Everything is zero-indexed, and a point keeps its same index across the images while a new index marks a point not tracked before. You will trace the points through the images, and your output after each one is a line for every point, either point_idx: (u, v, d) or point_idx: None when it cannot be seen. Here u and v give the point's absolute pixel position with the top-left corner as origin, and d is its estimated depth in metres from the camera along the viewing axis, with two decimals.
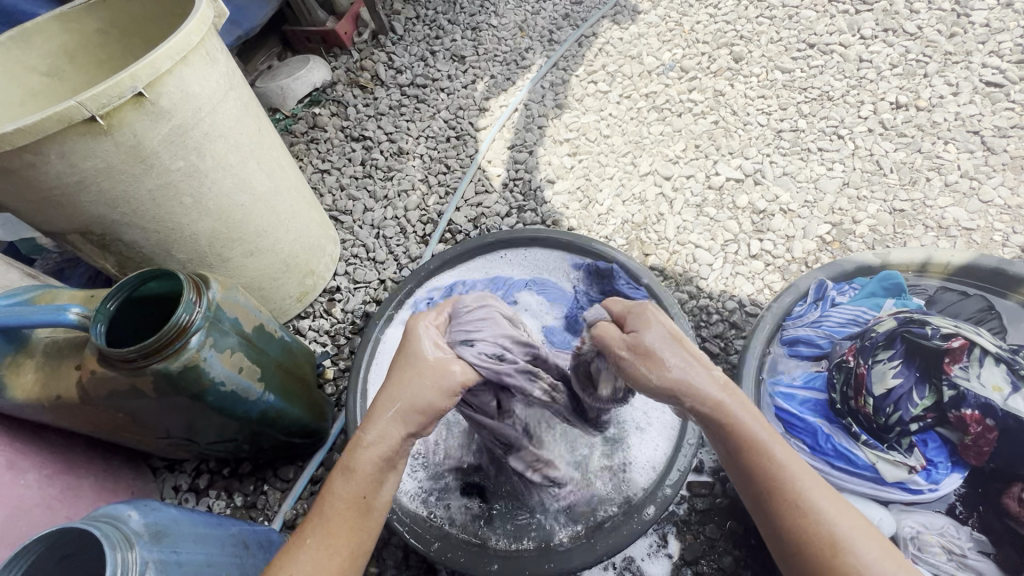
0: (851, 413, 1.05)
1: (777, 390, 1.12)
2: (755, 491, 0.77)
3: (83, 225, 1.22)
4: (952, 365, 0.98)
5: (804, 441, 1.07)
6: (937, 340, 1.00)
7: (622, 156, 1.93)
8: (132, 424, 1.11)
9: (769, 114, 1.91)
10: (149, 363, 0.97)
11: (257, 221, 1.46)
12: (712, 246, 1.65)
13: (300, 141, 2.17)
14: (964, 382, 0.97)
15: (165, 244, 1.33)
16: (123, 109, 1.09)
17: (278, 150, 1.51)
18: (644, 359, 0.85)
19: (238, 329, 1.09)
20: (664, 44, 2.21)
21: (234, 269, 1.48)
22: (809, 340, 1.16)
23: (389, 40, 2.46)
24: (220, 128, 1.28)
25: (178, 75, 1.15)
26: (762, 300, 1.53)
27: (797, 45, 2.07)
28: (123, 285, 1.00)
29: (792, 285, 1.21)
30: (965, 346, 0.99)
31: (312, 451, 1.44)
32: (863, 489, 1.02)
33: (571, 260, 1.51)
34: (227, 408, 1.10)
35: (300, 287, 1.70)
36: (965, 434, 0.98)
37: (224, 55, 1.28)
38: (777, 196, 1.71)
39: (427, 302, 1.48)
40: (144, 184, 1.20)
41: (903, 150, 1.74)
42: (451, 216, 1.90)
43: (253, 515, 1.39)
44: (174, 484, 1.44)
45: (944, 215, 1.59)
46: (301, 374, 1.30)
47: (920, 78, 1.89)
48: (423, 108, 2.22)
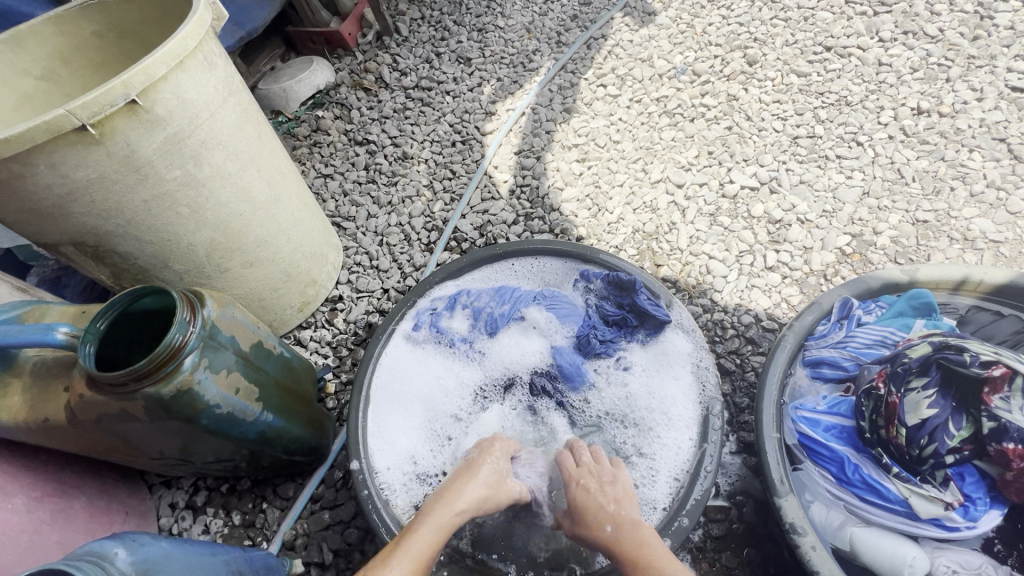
0: (881, 443, 0.99)
1: (800, 415, 1.06)
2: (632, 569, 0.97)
3: (75, 237, 1.18)
4: (992, 396, 0.92)
5: (828, 470, 1.02)
6: (975, 368, 0.93)
7: (632, 162, 1.87)
8: (123, 446, 1.07)
9: (785, 120, 1.85)
10: (140, 388, 0.92)
11: (257, 231, 1.42)
12: (726, 257, 1.59)
13: (303, 145, 2.13)
14: (1007, 415, 0.90)
15: (161, 255, 1.28)
16: (116, 116, 1.04)
17: (278, 157, 1.46)
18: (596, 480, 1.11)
19: (235, 349, 1.04)
20: (676, 46, 2.15)
21: (234, 279, 1.44)
22: (834, 361, 1.11)
23: (393, 41, 2.41)
24: (218, 136, 1.23)
25: (174, 81, 1.10)
26: (779, 314, 1.48)
27: (813, 48, 2.00)
28: (114, 304, 0.95)
29: (814, 303, 1.16)
30: (1007, 375, 0.92)
31: (312, 468, 1.41)
32: (893, 523, 0.96)
33: (585, 271, 1.45)
34: (223, 430, 1.06)
35: (301, 297, 1.65)
36: (1006, 469, 0.92)
37: (222, 60, 1.23)
38: (794, 205, 1.65)
39: (430, 311, 1.42)
40: (138, 195, 1.16)
41: (926, 158, 1.67)
42: (457, 223, 1.85)
43: (251, 535, 1.36)
44: (170, 501, 1.40)
45: (970, 226, 1.53)
46: (300, 392, 1.26)
47: (942, 82, 1.82)
48: (428, 112, 2.16)
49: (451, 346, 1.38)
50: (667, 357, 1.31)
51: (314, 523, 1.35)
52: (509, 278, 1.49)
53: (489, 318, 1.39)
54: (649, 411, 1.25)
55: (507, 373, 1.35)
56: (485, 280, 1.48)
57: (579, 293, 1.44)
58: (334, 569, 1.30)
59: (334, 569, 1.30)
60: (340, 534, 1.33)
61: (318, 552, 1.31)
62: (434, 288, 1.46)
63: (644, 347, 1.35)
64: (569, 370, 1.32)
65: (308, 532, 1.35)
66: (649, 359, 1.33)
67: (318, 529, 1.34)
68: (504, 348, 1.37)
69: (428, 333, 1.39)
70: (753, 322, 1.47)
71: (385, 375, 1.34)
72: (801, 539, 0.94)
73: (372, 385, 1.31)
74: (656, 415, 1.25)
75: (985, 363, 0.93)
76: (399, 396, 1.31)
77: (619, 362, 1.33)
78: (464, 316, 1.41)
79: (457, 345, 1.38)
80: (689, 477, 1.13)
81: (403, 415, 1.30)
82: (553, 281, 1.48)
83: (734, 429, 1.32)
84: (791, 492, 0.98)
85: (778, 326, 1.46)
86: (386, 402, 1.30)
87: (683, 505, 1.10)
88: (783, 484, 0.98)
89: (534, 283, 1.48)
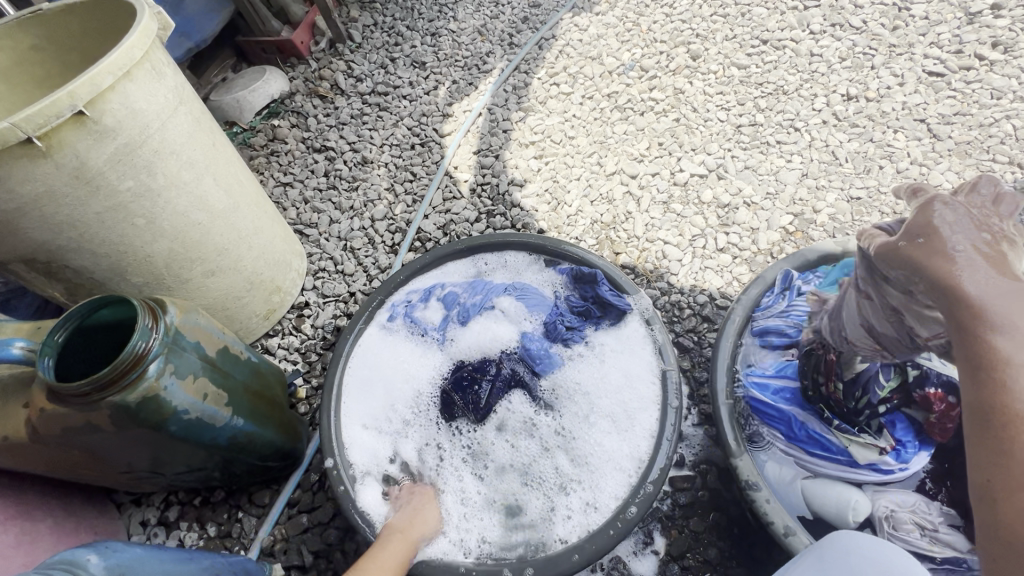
0: (822, 399, 1.06)
1: (752, 380, 1.14)
2: (997, 425, 0.61)
3: (25, 254, 1.15)
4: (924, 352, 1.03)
5: (778, 430, 1.09)
6: None
7: (588, 156, 1.94)
8: (90, 461, 1.05)
9: (728, 110, 1.95)
10: (103, 396, 0.91)
11: (216, 238, 1.41)
12: (680, 242, 1.67)
13: (260, 155, 2.11)
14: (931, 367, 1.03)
15: (118, 269, 1.27)
16: (63, 128, 1.03)
17: (235, 165, 1.46)
18: (949, 244, 0.70)
19: (200, 354, 1.04)
20: (623, 44, 2.23)
21: (196, 289, 1.43)
22: (779, 329, 1.16)
23: (347, 48, 2.41)
24: (170, 145, 1.23)
25: (122, 91, 1.10)
26: (732, 293, 1.56)
27: (751, 42, 2.12)
28: (71, 315, 0.93)
29: (759, 277, 1.23)
30: None
31: (287, 474, 1.42)
32: (837, 472, 1.04)
33: (554, 266, 1.50)
34: (193, 437, 1.06)
35: (267, 305, 1.65)
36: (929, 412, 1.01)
37: (171, 69, 1.23)
38: (740, 189, 1.75)
39: (405, 303, 1.45)
40: (91, 207, 1.14)
41: (856, 140, 1.79)
42: (420, 224, 1.88)
43: (228, 545, 1.37)
44: (141, 519, 1.39)
45: (897, 200, 1.65)
46: (269, 396, 1.26)
47: (868, 70, 1.96)
48: (386, 116, 2.18)
49: (425, 334, 1.41)
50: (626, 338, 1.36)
51: (293, 527, 1.37)
52: (484, 271, 1.53)
53: (461, 309, 1.43)
54: (614, 389, 1.30)
55: (472, 360, 1.39)
56: (459, 274, 1.53)
57: (549, 286, 1.49)
58: (315, 571, 1.32)
59: (315, 570, 1.32)
60: (320, 535, 1.35)
61: (298, 555, 1.33)
62: (410, 279, 1.49)
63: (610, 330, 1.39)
64: (539, 355, 1.36)
65: (287, 537, 1.36)
66: (615, 340, 1.37)
67: (296, 532, 1.36)
68: (473, 336, 1.40)
69: (404, 322, 1.43)
70: (708, 301, 1.55)
71: (359, 371, 1.36)
72: (757, 493, 1.01)
73: (346, 374, 1.35)
74: (620, 393, 1.29)
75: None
76: (371, 380, 1.35)
77: (585, 350, 1.38)
78: (438, 306, 1.45)
79: (431, 333, 1.41)
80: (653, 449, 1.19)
81: (374, 403, 1.33)
82: (526, 274, 1.52)
83: (695, 403, 1.39)
84: (745, 452, 1.05)
85: (731, 304, 1.54)
86: (362, 387, 1.34)
87: (649, 474, 1.15)
88: (738, 446, 1.05)
89: (507, 276, 1.52)
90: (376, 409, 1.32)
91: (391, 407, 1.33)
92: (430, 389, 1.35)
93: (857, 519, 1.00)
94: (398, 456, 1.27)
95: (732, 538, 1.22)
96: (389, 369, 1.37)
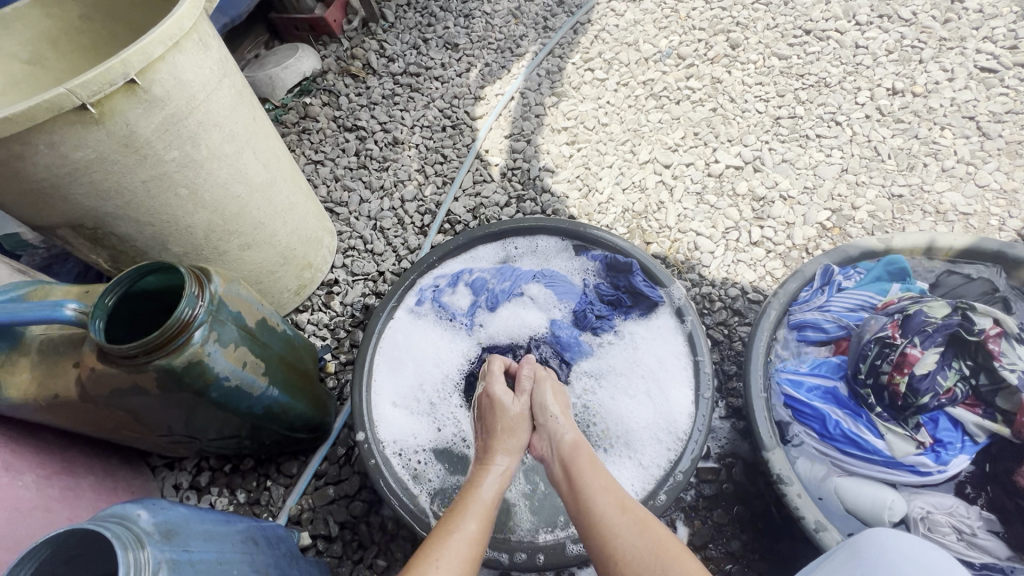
0: (876, 388, 1.03)
1: (784, 377, 1.11)
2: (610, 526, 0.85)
3: (74, 219, 1.18)
4: (914, 365, 1.00)
5: (812, 428, 1.06)
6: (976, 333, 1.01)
7: (621, 144, 1.92)
8: (133, 423, 1.08)
9: (767, 101, 1.91)
10: (150, 360, 0.94)
11: (252, 212, 1.43)
12: (713, 234, 1.65)
13: (292, 132, 2.13)
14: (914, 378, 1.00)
15: (160, 237, 1.30)
16: (115, 96, 1.04)
17: (273, 140, 1.47)
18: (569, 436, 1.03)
19: (240, 323, 1.06)
20: (661, 30, 2.18)
21: (231, 262, 1.45)
22: (817, 324, 1.15)
23: (380, 27, 2.41)
24: (214, 117, 1.24)
25: (171, 61, 1.11)
26: (764, 287, 1.54)
27: (793, 31, 2.06)
28: (122, 280, 0.96)
29: (798, 270, 1.19)
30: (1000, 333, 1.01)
31: (315, 446, 1.46)
32: (874, 472, 1.02)
33: (585, 253, 1.49)
34: (231, 404, 1.08)
35: (298, 280, 1.68)
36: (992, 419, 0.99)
37: (216, 41, 1.24)
38: (776, 182, 1.71)
39: (434, 287, 1.46)
40: (138, 175, 1.16)
41: (901, 136, 1.74)
42: (450, 206, 1.88)
43: (257, 511, 1.41)
44: (174, 482, 1.44)
45: (941, 200, 1.60)
46: (301, 368, 1.29)
47: (916, 64, 1.90)
48: (418, 97, 2.18)
49: (454, 320, 1.43)
50: (655, 330, 1.36)
51: (320, 498, 1.40)
52: (512, 257, 1.53)
53: (490, 294, 1.44)
54: (643, 380, 1.30)
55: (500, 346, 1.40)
56: (488, 259, 1.53)
57: (578, 275, 1.49)
58: (340, 541, 1.35)
59: (340, 541, 1.35)
60: (346, 507, 1.38)
61: (324, 525, 1.36)
62: (438, 265, 1.50)
63: (641, 322, 1.38)
64: (568, 342, 1.37)
65: (313, 507, 1.39)
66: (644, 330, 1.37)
67: (323, 503, 1.39)
68: (501, 321, 1.42)
69: (433, 307, 1.44)
70: (740, 295, 1.53)
71: (388, 351, 1.37)
72: (788, 487, 1.00)
73: (377, 354, 1.36)
74: (650, 383, 1.29)
75: (982, 326, 1.01)
76: (401, 361, 1.37)
77: (613, 340, 1.39)
78: (466, 291, 1.46)
79: (459, 318, 1.42)
80: (682, 440, 1.19)
81: (403, 383, 1.35)
82: (555, 263, 1.52)
83: (723, 395, 1.39)
84: (777, 445, 1.04)
85: (763, 298, 1.52)
86: (391, 367, 1.36)
87: (678, 463, 1.16)
88: (770, 439, 1.04)
89: (535, 263, 1.52)
90: (405, 389, 1.34)
91: (421, 387, 1.35)
92: (459, 373, 1.37)
93: (892, 518, 0.97)
94: (424, 437, 1.28)
95: (756, 531, 1.22)
96: (418, 351, 1.38)
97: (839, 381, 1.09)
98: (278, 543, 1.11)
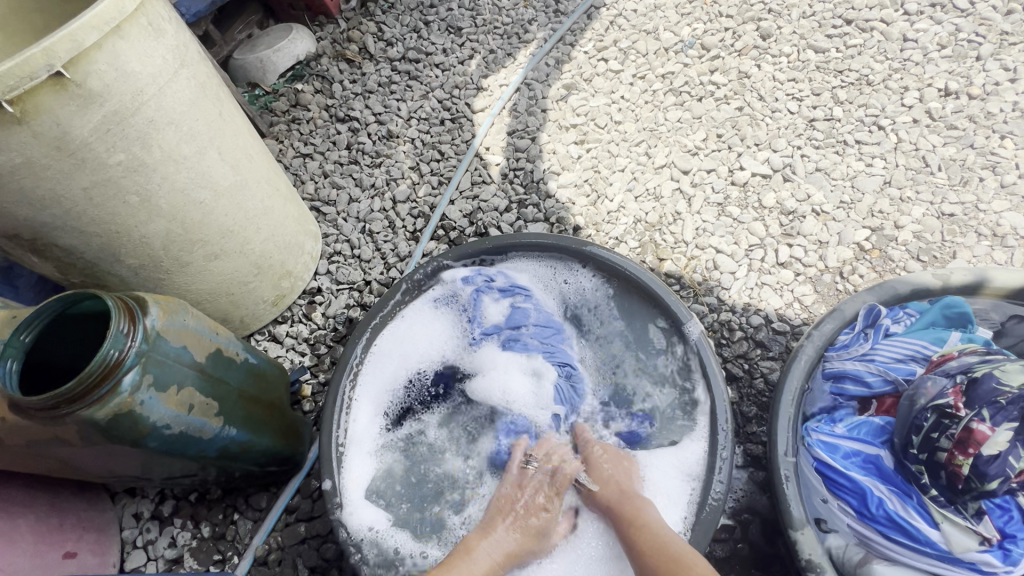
0: (932, 466, 0.86)
1: (817, 439, 0.95)
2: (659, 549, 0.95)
3: (8, 229, 1.04)
4: (982, 445, 0.82)
5: (848, 504, 0.90)
6: None
7: (635, 145, 1.73)
8: (67, 467, 0.95)
9: (801, 101, 1.71)
10: (69, 410, 0.80)
11: (220, 219, 1.28)
12: (735, 252, 1.47)
13: (280, 121, 1.97)
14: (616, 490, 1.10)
15: (111, 249, 1.15)
16: (40, 91, 0.89)
17: (244, 137, 1.31)
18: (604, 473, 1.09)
19: (185, 361, 0.92)
20: (684, 17, 1.97)
21: (197, 273, 1.31)
22: (858, 376, 0.98)
23: (379, 8, 2.22)
24: (169, 114, 1.08)
25: (110, 49, 0.95)
26: (791, 315, 1.37)
27: (832, 21, 1.84)
28: (43, 311, 0.82)
29: (836, 310, 1.03)
30: None
31: (287, 478, 1.32)
32: (921, 564, 0.85)
33: (646, 337, 1.25)
34: (177, 451, 0.95)
35: (275, 291, 1.53)
36: None
37: (173, 25, 1.08)
38: (809, 195, 1.53)
39: (486, 278, 1.34)
40: (77, 182, 1.02)
41: (953, 145, 1.54)
42: (445, 210, 1.72)
43: (221, 549, 1.28)
44: (134, 511, 1.32)
45: (999, 221, 1.41)
46: (269, 401, 1.15)
47: (972, 61, 1.68)
48: (415, 86, 2.00)
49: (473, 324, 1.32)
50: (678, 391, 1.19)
51: (289, 537, 1.27)
52: (574, 316, 1.33)
53: (516, 334, 1.27)
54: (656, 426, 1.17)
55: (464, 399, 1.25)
56: (549, 289, 1.36)
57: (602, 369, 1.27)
58: None
59: None
60: (317, 550, 1.26)
61: (292, 569, 1.24)
62: (505, 257, 1.37)
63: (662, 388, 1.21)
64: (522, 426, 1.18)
65: (282, 546, 1.27)
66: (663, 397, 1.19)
67: (293, 543, 1.27)
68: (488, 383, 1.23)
69: (471, 295, 1.33)
70: (764, 324, 1.36)
71: (390, 342, 1.29)
72: None
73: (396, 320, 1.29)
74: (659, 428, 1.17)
75: None
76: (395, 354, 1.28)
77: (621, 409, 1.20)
78: (505, 310, 1.31)
79: (475, 326, 1.30)
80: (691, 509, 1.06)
81: (378, 389, 1.25)
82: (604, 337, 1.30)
83: (741, 441, 1.23)
84: (807, 523, 0.88)
85: (789, 329, 1.35)
86: (381, 358, 1.27)
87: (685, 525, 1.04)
88: (798, 515, 0.88)
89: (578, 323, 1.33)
90: (377, 392, 1.24)
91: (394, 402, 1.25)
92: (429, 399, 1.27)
93: None
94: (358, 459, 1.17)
95: None
96: (420, 346, 1.29)
97: (883, 448, 0.92)
98: None
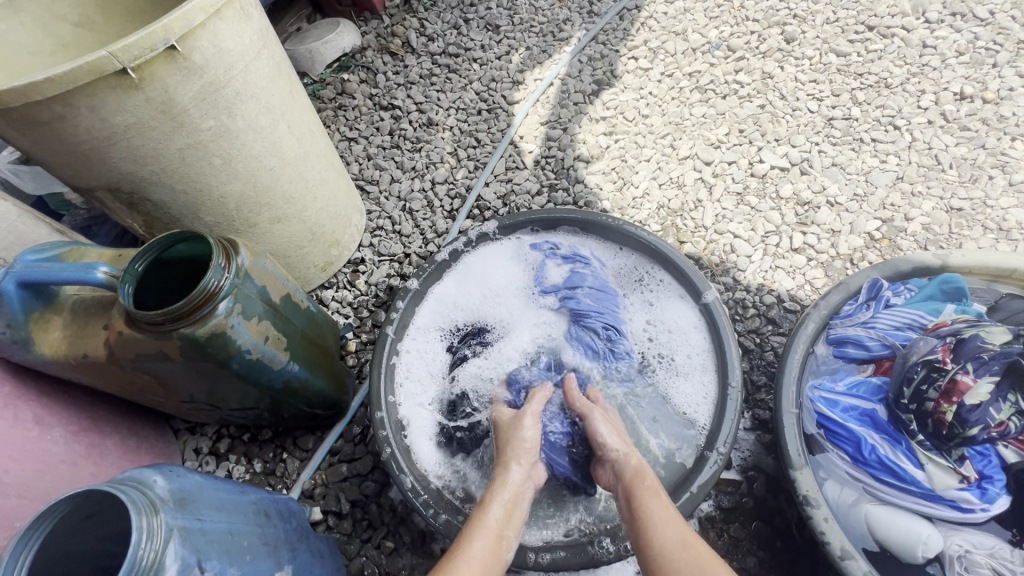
0: (920, 415, 0.97)
1: (818, 395, 1.05)
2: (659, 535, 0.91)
3: (110, 182, 1.20)
4: (965, 395, 0.93)
5: (844, 450, 1.01)
6: None
7: (660, 137, 1.85)
8: (157, 387, 1.10)
9: (821, 101, 1.81)
10: (176, 328, 0.95)
11: (285, 186, 1.43)
12: (751, 237, 1.58)
13: (328, 107, 2.12)
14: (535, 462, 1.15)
15: (193, 206, 1.31)
16: (155, 62, 1.04)
17: (308, 114, 1.46)
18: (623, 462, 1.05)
19: (265, 298, 1.06)
20: (711, 20, 2.08)
21: (261, 233, 1.46)
22: (859, 341, 1.08)
23: (422, 5, 2.37)
24: (251, 88, 1.23)
25: (211, 29, 1.09)
26: (802, 296, 1.47)
27: (855, 27, 1.94)
28: (153, 246, 0.97)
29: (843, 282, 1.12)
30: None
31: (332, 422, 1.46)
32: (909, 504, 0.96)
33: (671, 283, 1.38)
34: (253, 376, 1.09)
35: (324, 257, 1.68)
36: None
37: (258, 11, 1.22)
38: (824, 187, 1.63)
39: (553, 247, 1.47)
40: (174, 143, 1.17)
41: (965, 145, 1.63)
42: (480, 192, 1.85)
43: (272, 482, 1.42)
44: (194, 446, 1.46)
45: (1005, 216, 1.50)
46: (324, 346, 1.29)
47: (989, 67, 1.77)
48: (455, 78, 2.14)
49: (535, 283, 1.44)
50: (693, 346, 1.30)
51: (333, 474, 1.41)
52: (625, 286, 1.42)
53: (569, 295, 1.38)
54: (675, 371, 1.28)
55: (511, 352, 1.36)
56: (609, 263, 1.46)
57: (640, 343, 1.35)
58: (350, 519, 1.36)
59: (350, 519, 1.36)
60: (358, 486, 1.39)
61: (336, 501, 1.37)
62: (556, 231, 1.50)
63: (686, 346, 1.31)
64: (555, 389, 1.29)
65: (326, 483, 1.40)
66: (678, 359, 1.30)
67: (336, 480, 1.40)
68: (526, 334, 1.37)
69: (537, 259, 1.47)
70: (775, 303, 1.47)
71: (456, 292, 1.44)
72: (814, 511, 0.95)
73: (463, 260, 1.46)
74: (682, 365, 1.29)
75: None
76: (454, 295, 1.44)
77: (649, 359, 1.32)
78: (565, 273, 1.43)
79: (537, 285, 1.43)
80: (694, 458, 1.16)
81: (440, 336, 1.40)
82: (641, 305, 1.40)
83: (750, 407, 1.33)
84: (806, 465, 0.98)
85: (800, 308, 1.45)
86: (445, 309, 1.42)
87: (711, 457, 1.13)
88: (800, 457, 0.99)
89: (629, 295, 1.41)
90: (437, 328, 1.40)
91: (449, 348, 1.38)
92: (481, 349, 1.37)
93: (926, 554, 0.92)
94: (412, 391, 1.31)
95: (774, 550, 1.17)
96: (478, 295, 1.44)
97: (879, 403, 1.03)
98: (289, 516, 1.11)
